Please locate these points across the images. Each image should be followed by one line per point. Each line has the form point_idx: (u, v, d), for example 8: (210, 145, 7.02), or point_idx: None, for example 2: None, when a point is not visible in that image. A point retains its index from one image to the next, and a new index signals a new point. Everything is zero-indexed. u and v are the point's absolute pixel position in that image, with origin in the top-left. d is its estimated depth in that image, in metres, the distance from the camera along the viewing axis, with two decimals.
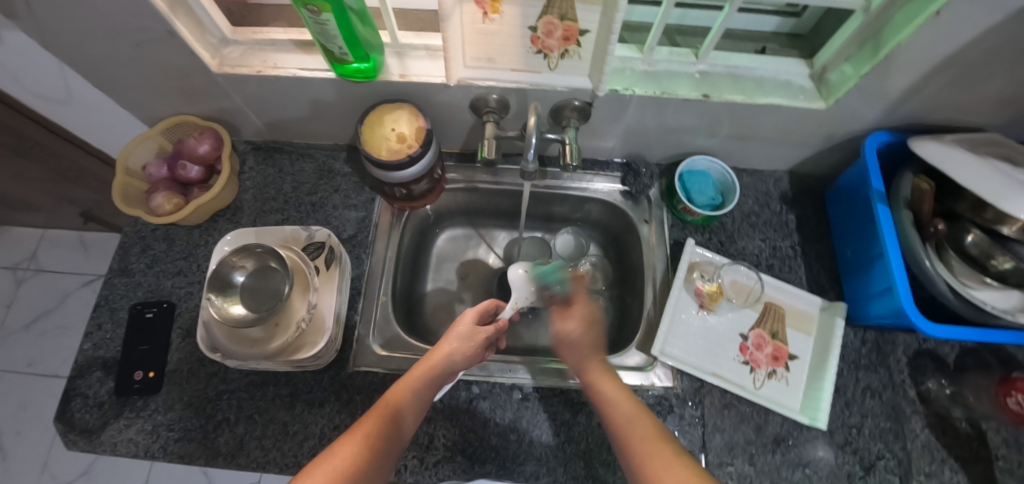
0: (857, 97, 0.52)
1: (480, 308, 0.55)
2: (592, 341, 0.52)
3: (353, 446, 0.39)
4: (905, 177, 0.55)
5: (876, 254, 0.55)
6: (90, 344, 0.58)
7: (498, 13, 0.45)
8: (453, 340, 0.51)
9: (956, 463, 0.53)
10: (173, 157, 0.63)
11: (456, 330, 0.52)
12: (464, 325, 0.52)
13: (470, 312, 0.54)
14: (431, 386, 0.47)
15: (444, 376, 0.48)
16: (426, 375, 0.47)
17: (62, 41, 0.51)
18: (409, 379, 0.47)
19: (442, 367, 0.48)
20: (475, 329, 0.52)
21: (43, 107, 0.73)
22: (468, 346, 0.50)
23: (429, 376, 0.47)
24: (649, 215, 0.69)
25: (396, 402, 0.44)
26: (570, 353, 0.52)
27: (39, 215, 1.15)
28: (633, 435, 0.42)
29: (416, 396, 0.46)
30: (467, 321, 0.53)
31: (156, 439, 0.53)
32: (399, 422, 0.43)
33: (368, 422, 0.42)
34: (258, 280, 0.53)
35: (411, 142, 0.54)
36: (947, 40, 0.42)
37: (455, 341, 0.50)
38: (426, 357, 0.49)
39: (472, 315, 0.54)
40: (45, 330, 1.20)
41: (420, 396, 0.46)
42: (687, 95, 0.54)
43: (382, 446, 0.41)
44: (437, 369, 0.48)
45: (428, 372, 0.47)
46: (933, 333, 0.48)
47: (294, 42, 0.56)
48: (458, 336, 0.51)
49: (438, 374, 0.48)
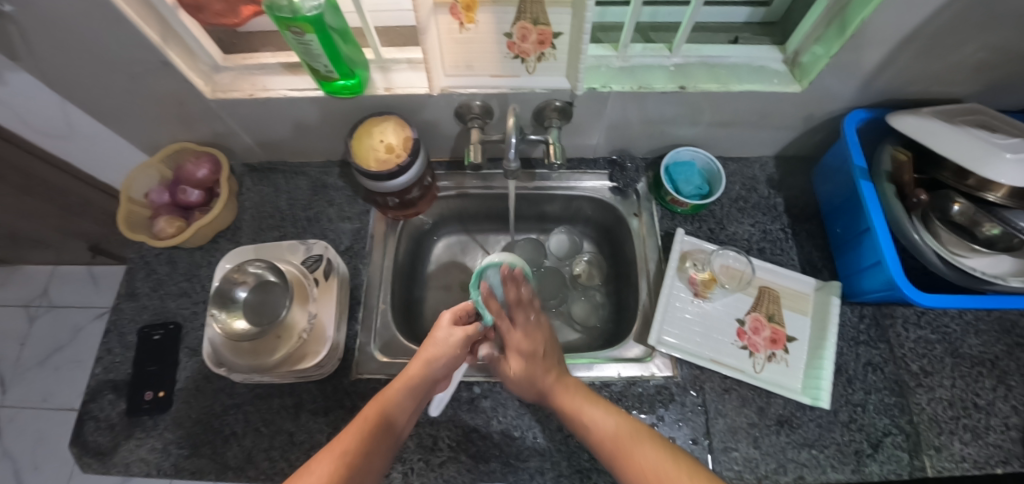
0: (830, 76, 0.53)
1: (458, 311, 0.56)
2: (536, 374, 0.50)
3: (333, 463, 0.39)
4: (883, 150, 0.55)
5: (864, 230, 0.56)
6: (100, 369, 0.59)
7: (472, 22, 0.48)
8: (433, 346, 0.51)
9: (965, 435, 0.52)
10: (174, 184, 0.65)
11: (436, 335, 0.53)
12: (441, 332, 0.53)
13: (446, 315, 0.55)
14: (411, 396, 0.48)
15: (423, 384, 0.49)
16: (405, 385, 0.48)
17: (65, 77, 0.54)
18: (389, 393, 0.47)
19: (421, 376, 0.49)
20: (453, 332, 0.53)
21: (47, 142, 0.76)
22: (449, 351, 0.51)
23: (409, 386, 0.48)
24: (638, 208, 0.70)
25: (380, 417, 0.44)
26: (520, 386, 0.51)
27: (48, 252, 1.18)
28: (609, 435, 0.44)
29: (397, 409, 0.46)
30: (445, 325, 0.54)
31: (167, 457, 0.54)
32: (385, 437, 0.44)
33: (348, 438, 0.42)
34: (258, 295, 0.55)
35: (400, 151, 0.56)
36: (909, 12, 0.44)
37: (437, 347, 0.51)
38: (406, 368, 0.50)
39: (449, 318, 0.54)
40: (59, 364, 1.23)
41: (402, 408, 0.47)
42: (663, 87, 0.56)
43: (365, 456, 0.41)
44: (416, 379, 0.49)
45: (408, 382, 0.48)
46: (926, 303, 0.48)
47: (282, 65, 0.58)
48: (442, 340, 0.52)
49: (417, 384, 0.49)
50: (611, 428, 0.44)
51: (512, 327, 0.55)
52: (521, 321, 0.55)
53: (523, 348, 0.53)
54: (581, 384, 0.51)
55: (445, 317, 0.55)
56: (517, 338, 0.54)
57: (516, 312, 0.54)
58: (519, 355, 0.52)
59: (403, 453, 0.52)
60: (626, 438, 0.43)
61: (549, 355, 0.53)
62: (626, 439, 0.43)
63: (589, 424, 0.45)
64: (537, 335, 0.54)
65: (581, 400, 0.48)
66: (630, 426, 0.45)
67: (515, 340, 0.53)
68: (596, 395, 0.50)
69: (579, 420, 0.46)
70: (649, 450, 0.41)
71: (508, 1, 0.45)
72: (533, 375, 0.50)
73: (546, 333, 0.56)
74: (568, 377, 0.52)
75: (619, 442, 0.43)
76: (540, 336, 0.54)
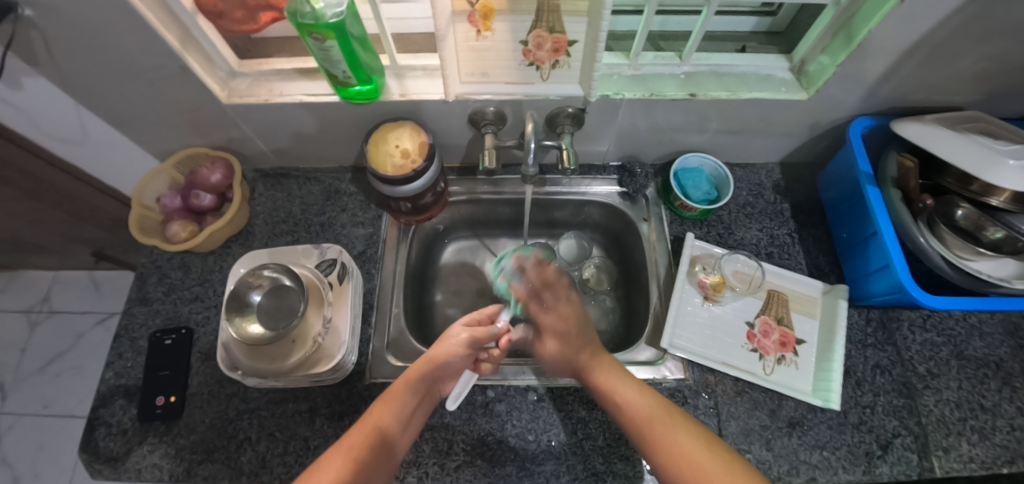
0: (836, 85, 0.54)
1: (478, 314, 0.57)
2: (572, 353, 0.53)
3: (341, 458, 0.41)
4: (888, 156, 0.57)
5: (871, 234, 0.57)
6: (112, 374, 0.59)
7: (490, 30, 0.48)
8: (444, 343, 0.52)
9: (973, 436, 0.53)
10: (187, 188, 0.66)
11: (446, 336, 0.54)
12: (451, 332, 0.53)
13: (462, 318, 0.56)
14: (414, 393, 0.49)
15: (426, 381, 0.50)
16: (405, 384, 0.49)
17: (83, 83, 0.54)
18: (393, 392, 0.48)
19: (420, 372, 0.50)
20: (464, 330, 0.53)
21: (59, 148, 0.76)
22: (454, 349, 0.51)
23: (411, 384, 0.49)
24: (648, 213, 0.71)
25: (382, 415, 0.46)
26: (556, 365, 0.55)
27: (51, 258, 1.17)
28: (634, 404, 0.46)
29: (402, 406, 0.47)
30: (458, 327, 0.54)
31: (180, 462, 0.54)
32: (384, 435, 0.44)
33: (355, 435, 0.44)
34: (273, 299, 0.55)
35: (415, 156, 0.57)
36: (913, 24, 0.45)
37: (447, 346, 0.51)
38: (413, 366, 0.51)
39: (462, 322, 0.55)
40: (60, 371, 1.21)
41: (404, 406, 0.47)
42: (675, 95, 0.57)
43: (364, 454, 0.42)
44: (416, 375, 0.49)
45: (410, 381, 0.49)
46: (933, 305, 0.49)
47: (298, 70, 0.59)
48: (449, 339, 0.52)
49: (419, 382, 0.49)
50: (648, 413, 0.44)
51: (545, 311, 0.59)
52: (551, 304, 0.59)
53: (558, 331, 0.56)
54: (615, 363, 0.51)
55: (458, 334, 0.53)
56: (551, 317, 0.58)
57: (546, 294, 0.61)
58: (555, 336, 0.56)
59: (418, 456, 0.53)
60: (662, 423, 0.43)
61: (583, 334, 0.55)
62: (663, 423, 0.43)
63: (630, 408, 0.45)
64: (571, 316, 0.57)
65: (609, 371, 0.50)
66: (661, 409, 0.45)
67: (547, 324, 0.58)
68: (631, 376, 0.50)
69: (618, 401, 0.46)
70: (681, 437, 0.42)
71: (525, 11, 0.46)
72: (568, 355, 0.53)
73: (579, 312, 0.58)
74: (603, 353, 0.53)
75: (652, 422, 0.43)
76: (572, 316, 0.57)
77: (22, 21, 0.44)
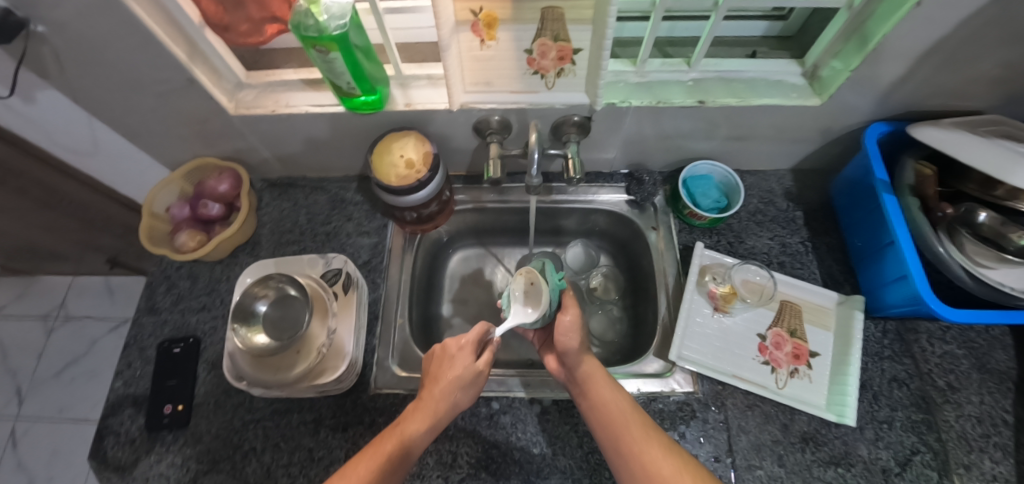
0: (850, 90, 0.53)
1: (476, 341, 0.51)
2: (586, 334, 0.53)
3: None
4: (905, 164, 0.55)
5: (887, 243, 0.55)
6: (120, 382, 0.60)
7: (493, 39, 0.48)
8: (455, 386, 0.48)
9: (996, 453, 0.51)
10: (195, 198, 0.66)
11: (456, 373, 0.48)
12: (467, 368, 0.49)
13: (467, 348, 0.50)
14: (432, 428, 0.46)
15: (445, 418, 0.47)
16: (427, 421, 0.45)
17: (94, 96, 0.55)
18: (406, 425, 0.45)
19: (441, 412, 0.46)
20: (478, 373, 0.49)
21: (74, 159, 0.78)
22: (467, 388, 0.48)
23: (429, 421, 0.46)
24: (656, 221, 0.70)
25: (397, 449, 0.42)
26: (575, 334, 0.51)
27: (67, 265, 1.20)
28: (626, 437, 0.43)
29: (416, 440, 0.44)
30: (472, 364, 0.49)
31: (185, 472, 0.54)
32: (400, 470, 0.42)
33: (363, 471, 0.40)
34: (279, 309, 0.55)
35: (419, 167, 0.56)
36: (930, 26, 0.43)
37: (457, 387, 0.48)
38: (423, 400, 0.47)
39: (469, 355, 0.50)
40: (75, 375, 1.24)
41: (419, 441, 0.44)
42: (682, 102, 0.56)
43: None
44: (436, 414, 0.46)
45: (428, 418, 0.46)
46: (953, 318, 0.47)
47: (303, 81, 0.59)
48: (464, 374, 0.48)
49: (436, 419, 0.46)
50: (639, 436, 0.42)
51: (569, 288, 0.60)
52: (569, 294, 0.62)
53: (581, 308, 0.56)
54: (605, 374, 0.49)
55: (472, 368, 0.49)
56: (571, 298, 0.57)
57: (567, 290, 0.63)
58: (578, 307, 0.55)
59: (423, 469, 0.52)
60: (653, 447, 0.41)
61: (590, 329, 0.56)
62: (655, 449, 0.41)
63: (618, 427, 0.44)
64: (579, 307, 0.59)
65: (603, 402, 0.46)
66: (650, 431, 0.43)
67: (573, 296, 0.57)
68: (619, 389, 0.48)
69: (607, 417, 0.45)
70: (673, 462, 0.40)
71: (529, 19, 0.45)
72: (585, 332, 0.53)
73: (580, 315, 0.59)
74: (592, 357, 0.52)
75: (632, 435, 0.43)
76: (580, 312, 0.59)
77: (34, 37, 0.44)
